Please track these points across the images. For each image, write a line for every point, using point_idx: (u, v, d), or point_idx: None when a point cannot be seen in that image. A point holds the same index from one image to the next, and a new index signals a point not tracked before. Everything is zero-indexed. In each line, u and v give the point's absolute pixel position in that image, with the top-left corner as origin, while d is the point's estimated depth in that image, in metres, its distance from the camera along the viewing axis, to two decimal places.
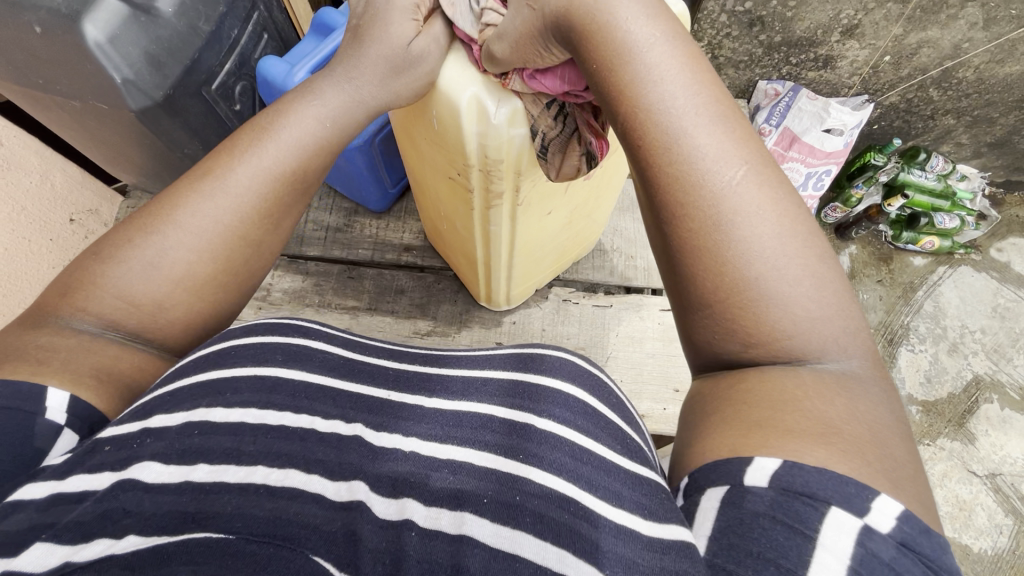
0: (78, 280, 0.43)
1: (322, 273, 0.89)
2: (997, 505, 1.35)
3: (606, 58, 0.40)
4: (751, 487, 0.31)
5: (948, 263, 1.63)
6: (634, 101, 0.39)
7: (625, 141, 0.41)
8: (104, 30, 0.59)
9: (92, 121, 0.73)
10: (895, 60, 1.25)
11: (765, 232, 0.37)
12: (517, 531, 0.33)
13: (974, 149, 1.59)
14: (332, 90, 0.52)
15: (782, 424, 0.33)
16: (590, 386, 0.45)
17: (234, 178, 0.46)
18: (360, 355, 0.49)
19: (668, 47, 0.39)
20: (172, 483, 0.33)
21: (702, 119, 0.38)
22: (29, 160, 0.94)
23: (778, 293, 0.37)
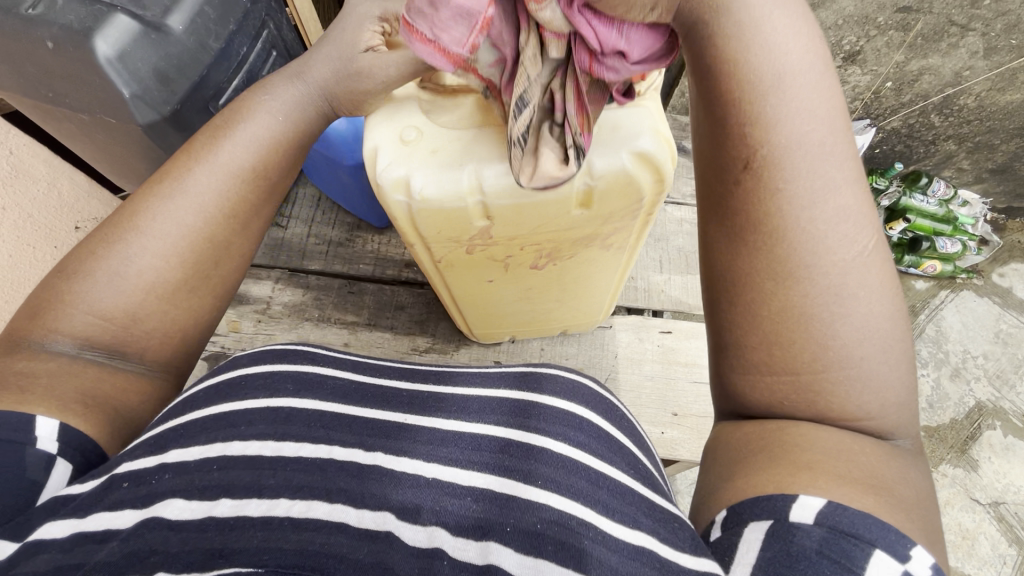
0: (46, 299, 0.43)
1: (323, 288, 0.89)
2: (1000, 535, 1.33)
3: (755, 95, 0.36)
4: (797, 523, 0.31)
5: (950, 288, 1.63)
6: (778, 150, 0.35)
7: (747, 187, 0.36)
8: (114, 47, 0.61)
9: (100, 134, 0.73)
10: (897, 86, 1.26)
11: (878, 312, 0.36)
12: (541, 559, 0.33)
13: (975, 175, 1.59)
14: (282, 84, 0.52)
15: (832, 469, 0.33)
16: (599, 408, 0.46)
17: (191, 180, 0.46)
18: (371, 377, 0.49)
19: (821, 84, 0.36)
20: (194, 520, 0.33)
21: (840, 179, 0.36)
22: (37, 169, 0.94)
23: (874, 375, 0.35)
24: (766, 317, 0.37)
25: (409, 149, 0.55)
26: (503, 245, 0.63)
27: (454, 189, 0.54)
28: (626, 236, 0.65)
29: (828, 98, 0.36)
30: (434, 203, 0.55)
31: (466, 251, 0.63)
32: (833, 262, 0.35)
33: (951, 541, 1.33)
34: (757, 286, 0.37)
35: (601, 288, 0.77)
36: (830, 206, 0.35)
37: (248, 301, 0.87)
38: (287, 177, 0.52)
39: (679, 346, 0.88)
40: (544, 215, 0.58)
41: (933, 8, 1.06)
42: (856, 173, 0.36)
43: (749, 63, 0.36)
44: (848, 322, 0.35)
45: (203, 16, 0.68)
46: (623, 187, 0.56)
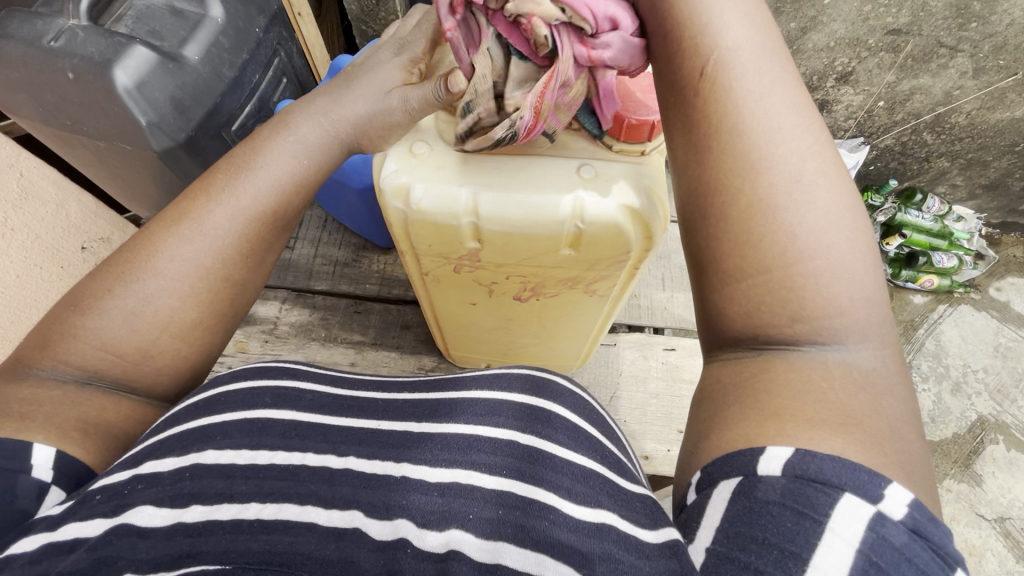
0: (58, 330, 0.43)
1: (329, 308, 0.90)
2: (1007, 551, 1.32)
3: (676, 15, 0.40)
4: (763, 475, 0.31)
5: (948, 302, 1.64)
6: (703, 55, 0.38)
7: (684, 95, 0.39)
8: (134, 77, 0.63)
9: (113, 159, 0.75)
10: (889, 105, 1.29)
11: (818, 202, 0.36)
12: (499, 542, 0.34)
13: (969, 191, 1.61)
14: (310, 124, 0.52)
15: (803, 413, 0.32)
16: (572, 404, 0.47)
17: (210, 221, 0.46)
18: (348, 390, 0.49)
19: (736, 2, 0.39)
20: (165, 525, 0.34)
21: (772, 76, 0.38)
22: (46, 193, 0.95)
23: (823, 267, 0.35)
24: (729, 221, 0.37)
25: (418, 162, 0.56)
26: (490, 270, 0.64)
27: (450, 207, 0.55)
28: (612, 288, 0.66)
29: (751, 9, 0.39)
30: (428, 216, 0.56)
31: (454, 270, 0.65)
32: (783, 152, 0.36)
33: None
34: (716, 195, 0.37)
35: (582, 334, 0.78)
36: (774, 102, 0.37)
37: (254, 321, 0.88)
38: (298, 213, 0.53)
39: (684, 364, 0.88)
40: (532, 248, 0.59)
41: (923, 30, 1.09)
42: (791, 72, 0.38)
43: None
44: (801, 211, 0.35)
45: (218, 46, 0.70)
46: (612, 238, 0.56)
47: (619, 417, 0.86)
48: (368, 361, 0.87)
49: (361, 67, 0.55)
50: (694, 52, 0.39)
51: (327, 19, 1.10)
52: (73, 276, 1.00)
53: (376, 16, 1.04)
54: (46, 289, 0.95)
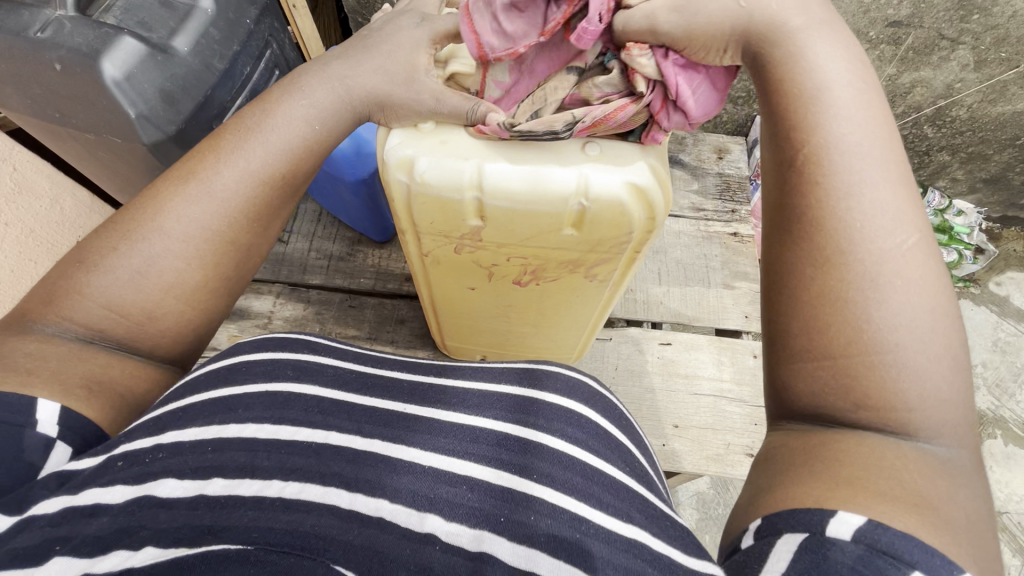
0: (62, 287, 0.43)
1: (322, 302, 0.90)
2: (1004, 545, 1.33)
3: (790, 96, 0.42)
4: (833, 539, 0.30)
5: None
6: (811, 138, 0.40)
7: (784, 169, 0.41)
8: (121, 69, 0.62)
9: (103, 152, 0.74)
10: (889, 98, 1.28)
11: (916, 309, 0.36)
12: (533, 549, 0.33)
13: (969, 185, 1.61)
14: (322, 88, 0.51)
15: (873, 485, 0.32)
16: (597, 405, 0.48)
17: (219, 181, 0.46)
18: (371, 368, 0.50)
19: (865, 97, 0.41)
20: (186, 498, 0.34)
21: (888, 174, 0.39)
22: (39, 186, 0.95)
23: (921, 370, 0.35)
24: (804, 304, 0.38)
25: (421, 134, 0.55)
26: (491, 251, 0.64)
27: (454, 181, 0.55)
28: (612, 273, 0.65)
29: (870, 110, 0.40)
30: (432, 189, 0.56)
31: (455, 250, 0.64)
32: (869, 251, 0.37)
33: None
34: (790, 275, 0.39)
35: (581, 322, 0.78)
36: (873, 202, 0.38)
37: (248, 315, 0.88)
38: (305, 181, 0.53)
39: (680, 358, 0.88)
40: (534, 226, 0.58)
41: (924, 22, 1.08)
42: (908, 178, 0.39)
43: (799, 76, 0.42)
44: (880, 310, 0.36)
45: (207, 38, 0.70)
46: (615, 218, 0.56)
47: None
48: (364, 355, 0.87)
49: (377, 38, 0.54)
50: (804, 132, 0.40)
51: (321, 10, 1.09)
52: None
53: (371, 7, 1.03)
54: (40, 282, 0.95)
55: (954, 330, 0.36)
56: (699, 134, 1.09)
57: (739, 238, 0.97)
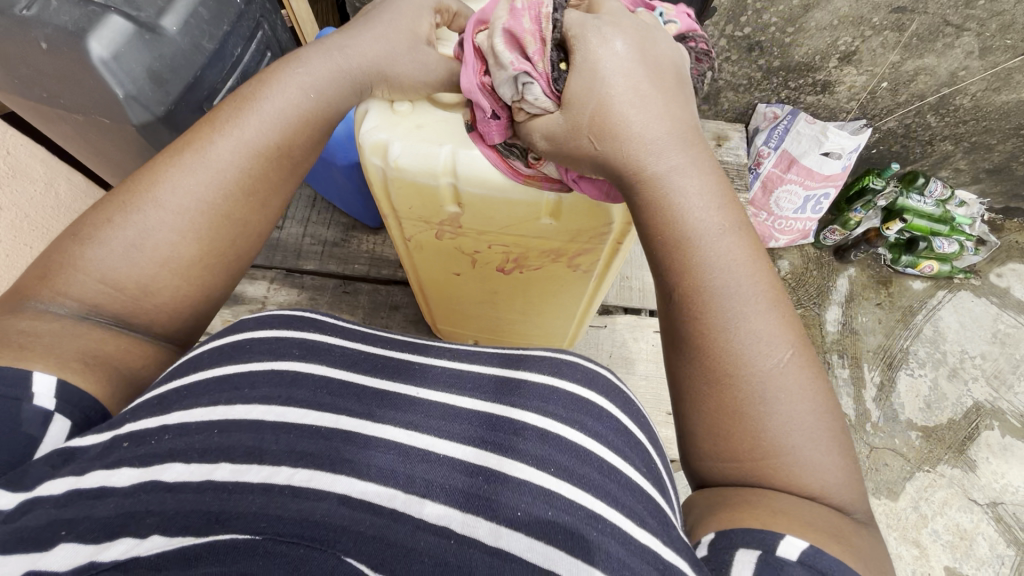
0: (58, 261, 0.44)
1: (316, 288, 0.90)
2: (998, 535, 1.33)
3: (671, 239, 0.44)
4: (784, 558, 0.35)
5: (947, 288, 1.63)
6: (697, 283, 0.43)
7: (677, 304, 0.44)
8: (109, 48, 0.61)
9: (93, 133, 0.74)
10: (892, 86, 1.26)
11: (798, 416, 0.41)
12: (551, 546, 0.33)
13: (972, 175, 1.60)
14: (319, 59, 0.51)
15: (800, 517, 0.38)
16: (616, 399, 0.47)
17: (214, 152, 0.47)
18: (380, 350, 0.50)
19: (732, 239, 0.43)
20: (193, 481, 0.33)
21: (758, 306, 0.42)
22: (33, 170, 0.94)
23: (811, 459, 0.40)
24: (707, 417, 0.43)
25: (398, 118, 0.55)
26: (472, 237, 0.63)
27: (428, 166, 0.54)
28: (595, 263, 0.65)
29: (739, 250, 0.43)
30: (407, 174, 0.55)
31: (436, 236, 0.64)
32: (755, 372, 0.41)
33: (949, 542, 1.32)
34: (691, 396, 0.44)
35: (569, 310, 0.77)
36: (752, 328, 0.42)
37: (243, 300, 0.88)
38: (305, 158, 0.53)
39: None
40: (512, 215, 0.58)
41: (928, 9, 1.06)
42: (772, 300, 0.43)
43: (681, 218, 0.43)
44: (772, 420, 0.41)
45: (197, 17, 0.69)
46: (591, 210, 0.55)
47: None
48: None
49: (377, 13, 0.55)
50: (693, 276, 0.43)
51: None
52: None
53: None
54: None
55: (829, 418, 0.42)
56: None
57: None
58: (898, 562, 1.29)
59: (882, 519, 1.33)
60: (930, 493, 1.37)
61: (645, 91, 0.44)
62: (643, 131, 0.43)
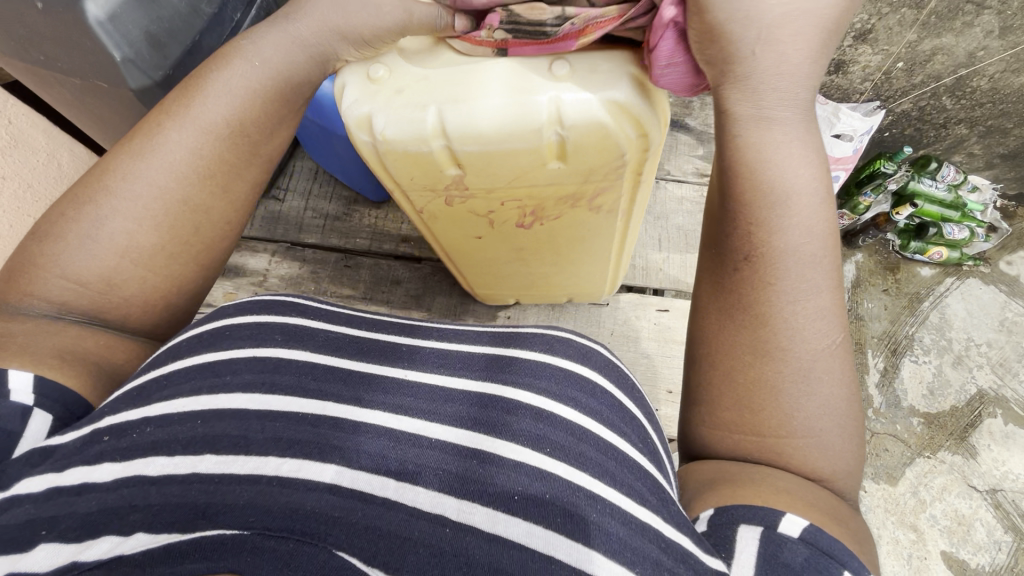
0: (28, 262, 0.46)
1: (318, 262, 0.89)
2: (996, 521, 1.34)
3: (749, 193, 0.43)
4: (785, 535, 0.37)
5: (956, 275, 1.61)
6: (764, 241, 0.42)
7: (734, 258, 0.44)
8: (105, 8, 0.60)
9: (93, 99, 0.73)
10: (908, 66, 1.23)
11: (828, 403, 0.42)
12: (550, 530, 0.33)
13: (986, 160, 1.57)
14: (269, 37, 0.51)
15: (802, 500, 0.40)
16: (610, 375, 0.46)
17: (165, 142, 0.48)
18: (365, 332, 0.49)
19: (821, 209, 0.42)
20: (178, 474, 0.33)
21: (822, 281, 0.42)
22: (36, 140, 0.94)
23: (828, 446, 0.42)
24: (740, 386, 0.43)
25: (377, 87, 0.55)
26: (482, 198, 0.62)
27: (416, 131, 0.54)
28: (619, 200, 0.64)
29: (822, 221, 0.43)
30: (397, 145, 0.55)
31: (445, 202, 0.64)
32: (805, 348, 0.42)
33: (947, 527, 1.33)
34: (732, 359, 0.44)
35: (601, 255, 0.76)
36: (812, 304, 0.42)
37: (244, 273, 0.88)
38: (268, 135, 0.52)
39: (676, 325, 0.87)
40: (517, 165, 0.57)
41: None
42: (835, 281, 0.43)
43: (767, 175, 0.42)
44: (805, 401, 0.42)
45: None
46: (599, 140, 0.54)
47: None
48: None
49: None
50: (756, 236, 0.43)
51: None
52: None
53: None
54: None
55: (853, 414, 0.43)
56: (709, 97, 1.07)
57: None
58: (896, 546, 1.29)
59: (879, 503, 1.34)
60: (930, 479, 1.37)
61: (814, 42, 0.42)
62: (788, 81, 0.42)
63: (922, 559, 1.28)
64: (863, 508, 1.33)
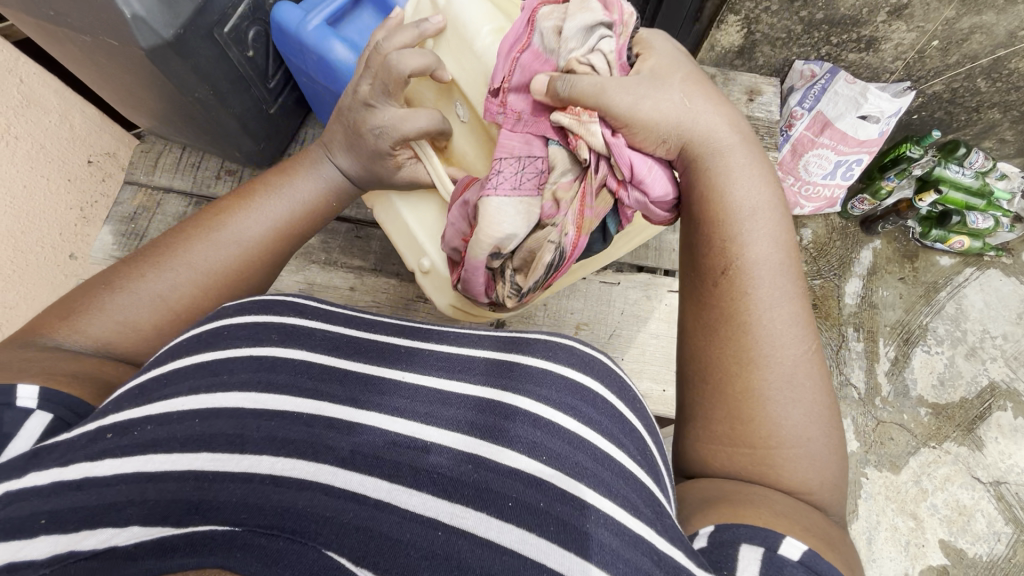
0: (83, 307, 0.51)
1: (329, 231, 0.89)
2: (997, 513, 1.34)
3: (721, 222, 0.53)
4: (784, 555, 0.37)
5: (976, 265, 1.57)
6: (732, 259, 0.51)
7: (707, 280, 0.52)
8: None
9: (103, 57, 0.72)
10: (944, 45, 1.18)
11: (800, 411, 0.47)
12: (540, 537, 0.32)
13: (1016, 147, 1.52)
14: (327, 175, 0.68)
15: (795, 519, 0.40)
16: (612, 385, 0.44)
17: (242, 228, 0.59)
18: (366, 332, 0.47)
19: (774, 228, 0.52)
20: (174, 471, 0.32)
21: (784, 296, 0.50)
22: (49, 100, 0.93)
23: (807, 455, 0.46)
24: (731, 401, 0.48)
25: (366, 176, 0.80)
26: None
27: None
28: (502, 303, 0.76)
29: (780, 241, 0.52)
30: None
31: None
32: (780, 357, 0.48)
33: (947, 517, 1.33)
34: (720, 368, 0.49)
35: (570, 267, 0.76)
36: (781, 314, 0.49)
37: None
38: (309, 234, 0.67)
39: None
40: None
41: None
42: (801, 299, 0.51)
43: (728, 203, 0.53)
44: (789, 409, 0.47)
45: None
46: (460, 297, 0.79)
47: (617, 355, 0.85)
48: (369, 287, 0.86)
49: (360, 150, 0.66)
50: (723, 255, 0.52)
51: None
52: (80, 188, 1.00)
53: None
54: (53, 199, 0.96)
55: (829, 432, 0.47)
56: (731, 72, 1.05)
57: None
58: (894, 533, 1.30)
59: (880, 490, 1.34)
60: (934, 469, 1.37)
61: (734, 117, 0.57)
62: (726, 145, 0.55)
63: (919, 546, 1.29)
64: (863, 494, 1.33)
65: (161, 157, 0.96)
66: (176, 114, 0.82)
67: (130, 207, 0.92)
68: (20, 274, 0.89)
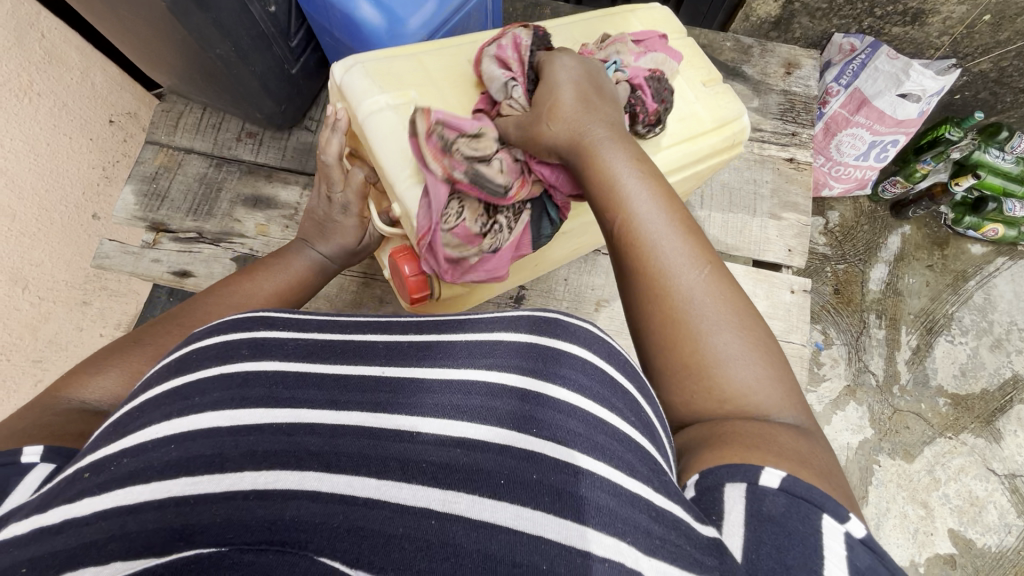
0: (90, 369, 0.48)
1: None
2: (1011, 505, 1.32)
3: (604, 176, 0.49)
4: (764, 486, 0.35)
5: (1009, 255, 1.52)
6: (624, 213, 0.47)
7: (614, 247, 0.48)
8: None
9: (126, 11, 0.71)
10: (996, 20, 1.12)
11: (732, 338, 0.43)
12: (540, 511, 0.30)
13: None
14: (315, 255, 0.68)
15: (775, 443, 0.38)
16: (600, 350, 0.40)
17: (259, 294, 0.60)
18: (341, 334, 0.42)
19: (650, 171, 0.49)
20: (153, 500, 0.29)
21: (679, 243, 0.46)
22: (70, 57, 0.93)
23: (757, 378, 0.43)
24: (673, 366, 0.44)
25: None
26: None
27: None
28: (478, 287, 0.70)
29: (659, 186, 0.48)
30: None
31: None
32: (690, 300, 0.44)
33: (958, 507, 1.32)
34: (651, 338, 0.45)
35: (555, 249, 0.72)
36: (679, 255, 0.46)
37: (276, 205, 0.91)
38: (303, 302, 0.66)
39: None
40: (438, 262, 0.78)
41: None
42: (689, 236, 0.47)
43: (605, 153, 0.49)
44: (716, 343, 0.43)
45: None
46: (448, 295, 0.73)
47: None
48: None
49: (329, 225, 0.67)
50: (617, 210, 0.47)
51: None
52: (100, 148, 1.01)
53: None
54: (76, 157, 0.96)
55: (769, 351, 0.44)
56: (769, 43, 1.01)
57: (794, 165, 0.92)
58: (903, 520, 1.30)
59: (892, 477, 1.33)
60: (948, 459, 1.35)
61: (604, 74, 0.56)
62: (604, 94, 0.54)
63: (928, 534, 1.29)
64: (874, 481, 1.32)
65: (183, 117, 0.95)
66: (198, 73, 0.81)
67: (151, 167, 0.91)
68: (45, 233, 0.90)
